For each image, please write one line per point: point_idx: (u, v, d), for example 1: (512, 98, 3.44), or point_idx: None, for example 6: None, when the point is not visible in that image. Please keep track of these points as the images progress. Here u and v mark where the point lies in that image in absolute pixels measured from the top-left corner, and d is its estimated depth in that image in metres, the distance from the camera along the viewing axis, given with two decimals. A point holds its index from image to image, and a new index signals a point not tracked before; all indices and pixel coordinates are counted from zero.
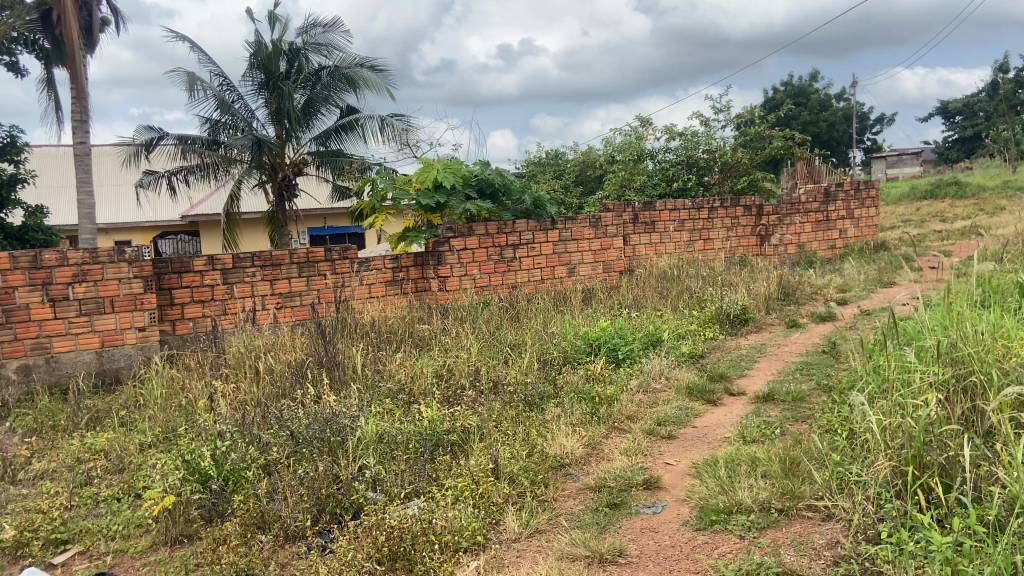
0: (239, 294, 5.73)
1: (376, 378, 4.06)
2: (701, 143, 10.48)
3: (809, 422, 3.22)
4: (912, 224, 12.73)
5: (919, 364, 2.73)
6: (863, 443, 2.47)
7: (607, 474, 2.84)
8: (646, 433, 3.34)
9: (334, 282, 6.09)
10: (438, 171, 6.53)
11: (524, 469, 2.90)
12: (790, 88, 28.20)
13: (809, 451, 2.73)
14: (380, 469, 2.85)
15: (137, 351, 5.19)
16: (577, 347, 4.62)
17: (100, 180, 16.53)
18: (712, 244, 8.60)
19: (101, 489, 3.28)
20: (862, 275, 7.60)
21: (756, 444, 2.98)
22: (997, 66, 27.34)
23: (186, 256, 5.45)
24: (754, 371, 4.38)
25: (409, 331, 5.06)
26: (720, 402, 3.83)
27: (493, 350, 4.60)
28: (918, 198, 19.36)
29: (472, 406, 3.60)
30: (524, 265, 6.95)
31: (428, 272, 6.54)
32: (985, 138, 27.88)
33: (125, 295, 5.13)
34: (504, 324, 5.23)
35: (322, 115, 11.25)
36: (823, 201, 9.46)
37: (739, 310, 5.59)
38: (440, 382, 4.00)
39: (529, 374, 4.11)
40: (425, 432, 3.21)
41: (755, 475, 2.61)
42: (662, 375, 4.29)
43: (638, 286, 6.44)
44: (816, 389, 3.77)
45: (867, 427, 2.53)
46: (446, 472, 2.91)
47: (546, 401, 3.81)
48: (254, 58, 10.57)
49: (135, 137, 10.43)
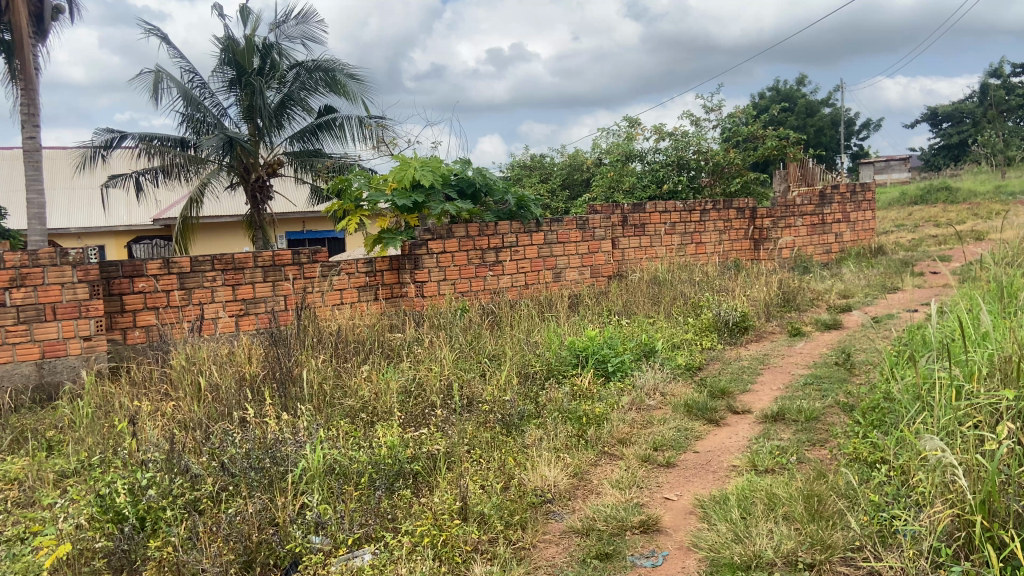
0: (197, 300, 5.24)
1: (337, 396, 3.60)
2: (691, 144, 10.01)
3: (830, 448, 2.78)
4: (906, 229, 12.40)
5: (974, 385, 2.29)
6: (908, 481, 2.05)
7: (596, 514, 2.39)
8: (641, 460, 2.89)
9: (300, 286, 5.62)
10: (416, 169, 6.05)
11: (497, 507, 2.44)
12: (777, 92, 27.94)
13: (836, 486, 2.29)
14: (324, 509, 2.36)
15: (81, 362, 4.67)
16: (562, 359, 4.15)
17: (69, 183, 15.92)
18: (704, 248, 8.19)
19: (5, 528, 2.78)
20: (864, 280, 7.20)
21: (769, 476, 2.54)
22: (984, 72, 27.22)
23: (137, 260, 4.97)
24: (758, 385, 3.94)
25: (380, 341, 4.59)
26: (724, 422, 3.38)
27: (469, 362, 4.13)
28: (909, 204, 18.98)
29: (441, 428, 3.13)
30: (508, 269, 6.50)
31: (404, 277, 6.05)
32: (971, 144, 27.69)
33: (68, 301, 4.61)
34: (484, 333, 4.76)
35: (298, 112, 10.76)
36: (819, 203, 9.08)
37: (738, 317, 5.18)
38: (407, 400, 3.53)
39: (508, 391, 3.64)
40: (382, 460, 2.74)
41: (774, 518, 2.17)
42: (656, 391, 3.85)
43: (629, 291, 6.00)
44: (833, 406, 3.33)
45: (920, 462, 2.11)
46: (405, 512, 2.45)
47: (527, 421, 3.35)
48: (223, 53, 10.05)
49: (93, 139, 9.88)
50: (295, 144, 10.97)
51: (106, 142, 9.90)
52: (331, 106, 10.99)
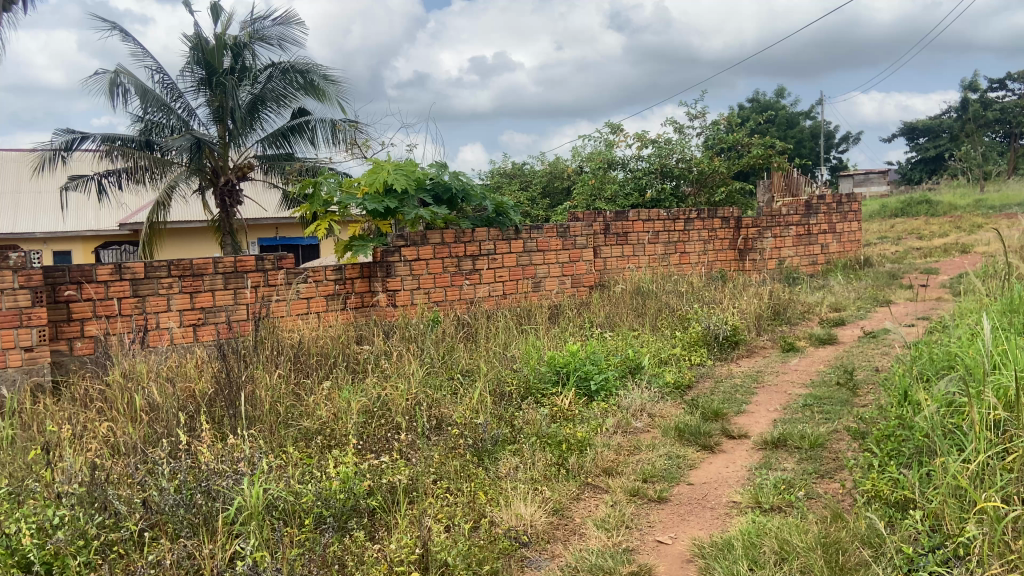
0: (152, 308, 4.85)
1: (293, 418, 3.24)
2: (675, 151, 9.73)
3: (840, 482, 2.48)
4: (889, 241, 12.26)
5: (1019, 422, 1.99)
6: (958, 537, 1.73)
7: (578, 563, 2.07)
8: (629, 494, 2.57)
9: (264, 295, 5.25)
10: (389, 172, 5.70)
11: (463, 555, 2.10)
12: (758, 104, 27.88)
13: (857, 530, 1.99)
14: (258, 558, 1.99)
15: (22, 375, 4.25)
16: (541, 375, 3.82)
17: (35, 185, 15.39)
18: (688, 258, 7.90)
19: None
20: (854, 293, 6.94)
21: (776, 516, 2.22)
22: (961, 87, 27.36)
23: (86, 264, 4.57)
24: (753, 406, 3.63)
25: (345, 353, 4.22)
26: (719, 448, 3.05)
27: (439, 378, 3.78)
28: (890, 216, 18.86)
29: (405, 454, 2.77)
30: (484, 278, 6.16)
31: (375, 285, 5.70)
32: (949, 158, 27.81)
33: (8, 309, 4.20)
34: (457, 346, 4.41)
35: (270, 113, 10.37)
36: (805, 214, 8.84)
37: (729, 331, 4.87)
38: (369, 422, 3.17)
39: (480, 412, 3.29)
40: (333, 496, 2.37)
41: (788, 573, 1.85)
42: (643, 411, 3.54)
43: (611, 302, 5.68)
44: (838, 432, 3.02)
45: (967, 514, 1.80)
46: (357, 560, 2.09)
47: (502, 447, 3.01)
48: (192, 51, 9.63)
49: (52, 139, 9.46)
50: (268, 147, 10.57)
51: (66, 143, 9.47)
52: (306, 109, 10.63)
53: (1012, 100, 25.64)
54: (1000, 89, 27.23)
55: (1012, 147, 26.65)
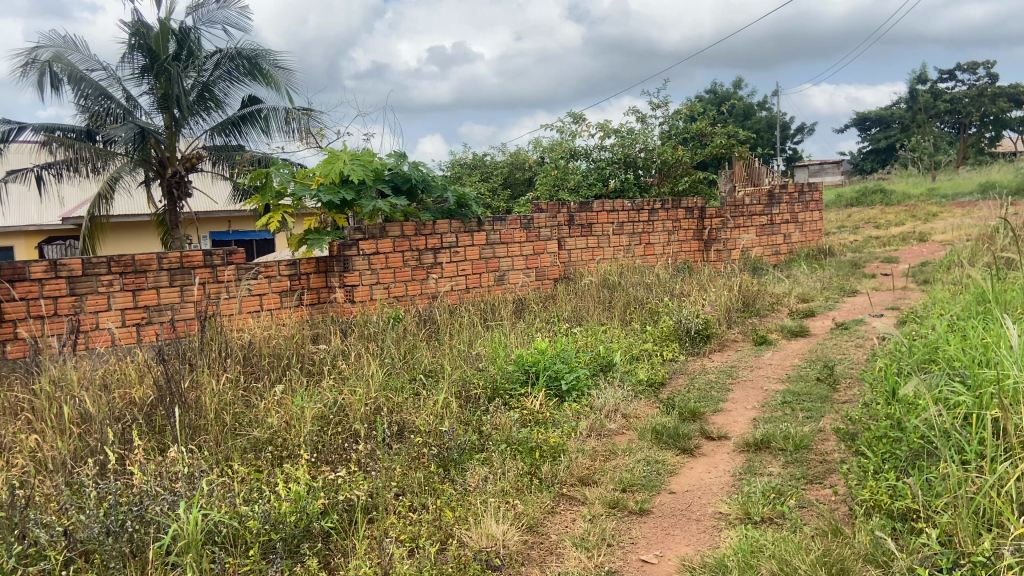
0: (91, 308, 4.52)
1: (241, 427, 2.97)
2: (637, 141, 9.60)
3: (833, 488, 2.32)
4: (848, 230, 12.33)
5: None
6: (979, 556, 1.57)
7: None
8: (608, 506, 2.38)
9: (213, 292, 4.95)
10: (345, 162, 5.41)
11: None
12: (715, 95, 27.99)
13: (859, 546, 1.83)
14: None
15: None
16: (508, 374, 3.61)
17: None
18: (653, 249, 7.78)
19: None
20: (819, 283, 6.88)
21: (770, 530, 2.05)
22: (913, 79, 27.83)
23: (18, 262, 4.26)
24: (729, 404, 3.48)
25: (299, 354, 3.95)
26: (699, 452, 2.89)
27: (401, 380, 3.56)
28: (844, 206, 19.08)
29: (365, 468, 2.54)
30: (446, 271, 5.93)
31: (332, 280, 5.43)
32: (900, 148, 28.29)
33: None
34: (420, 344, 4.18)
35: (218, 102, 9.94)
36: (767, 203, 8.77)
37: (700, 325, 4.72)
38: (326, 430, 2.93)
39: (445, 418, 3.07)
40: (282, 519, 2.14)
41: None
42: (616, 412, 3.37)
43: (578, 295, 5.50)
44: (823, 432, 2.87)
45: (985, 535, 1.64)
46: None
47: (469, 457, 2.79)
48: (134, 37, 9.14)
49: None
50: (216, 137, 10.14)
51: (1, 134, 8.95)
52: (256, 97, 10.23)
53: (960, 91, 26.17)
54: (949, 80, 27.75)
55: (961, 138, 27.21)
